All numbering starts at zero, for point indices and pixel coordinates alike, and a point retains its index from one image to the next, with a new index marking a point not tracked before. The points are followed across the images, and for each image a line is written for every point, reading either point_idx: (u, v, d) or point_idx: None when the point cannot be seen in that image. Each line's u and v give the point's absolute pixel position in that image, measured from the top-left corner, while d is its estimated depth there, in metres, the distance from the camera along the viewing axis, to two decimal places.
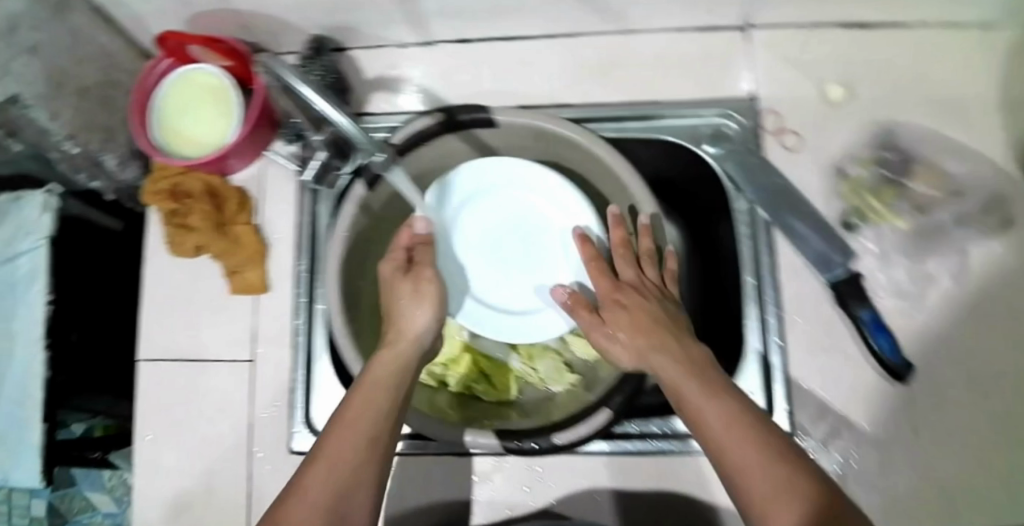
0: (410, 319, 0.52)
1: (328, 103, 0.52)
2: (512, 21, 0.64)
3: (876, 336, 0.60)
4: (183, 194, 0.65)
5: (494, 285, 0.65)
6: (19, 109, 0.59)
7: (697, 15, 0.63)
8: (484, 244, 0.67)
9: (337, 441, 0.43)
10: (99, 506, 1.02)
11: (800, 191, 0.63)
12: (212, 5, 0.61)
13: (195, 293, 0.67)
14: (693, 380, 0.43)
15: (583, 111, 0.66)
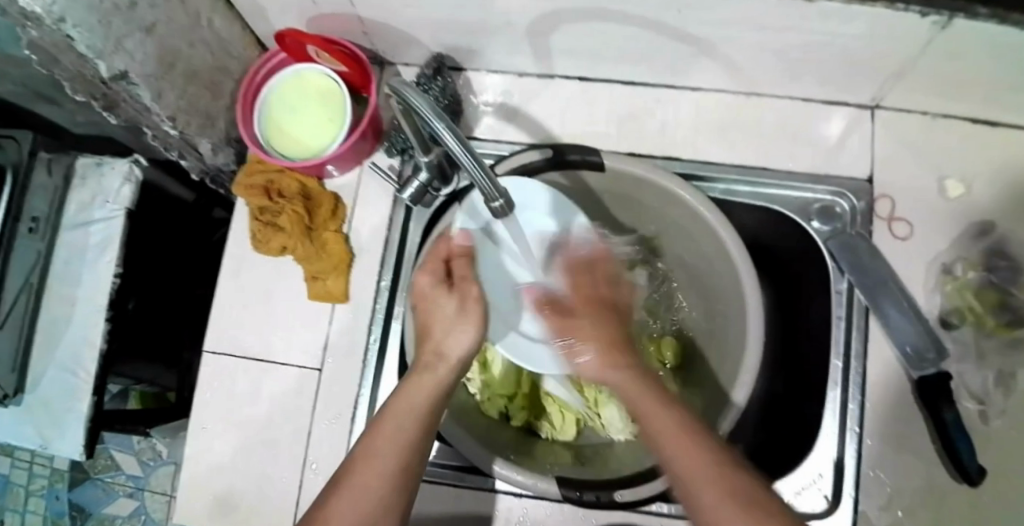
0: (453, 338, 0.49)
1: (447, 129, 0.41)
2: (637, 67, 0.63)
3: (958, 438, 0.57)
4: (276, 193, 0.65)
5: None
6: (123, 86, 0.56)
7: (829, 89, 0.62)
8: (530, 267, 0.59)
9: (372, 458, 0.43)
10: (124, 465, 1.02)
11: (905, 282, 0.62)
12: (339, 8, 0.60)
13: (272, 293, 0.66)
14: (645, 391, 0.42)
15: (693, 168, 0.64)
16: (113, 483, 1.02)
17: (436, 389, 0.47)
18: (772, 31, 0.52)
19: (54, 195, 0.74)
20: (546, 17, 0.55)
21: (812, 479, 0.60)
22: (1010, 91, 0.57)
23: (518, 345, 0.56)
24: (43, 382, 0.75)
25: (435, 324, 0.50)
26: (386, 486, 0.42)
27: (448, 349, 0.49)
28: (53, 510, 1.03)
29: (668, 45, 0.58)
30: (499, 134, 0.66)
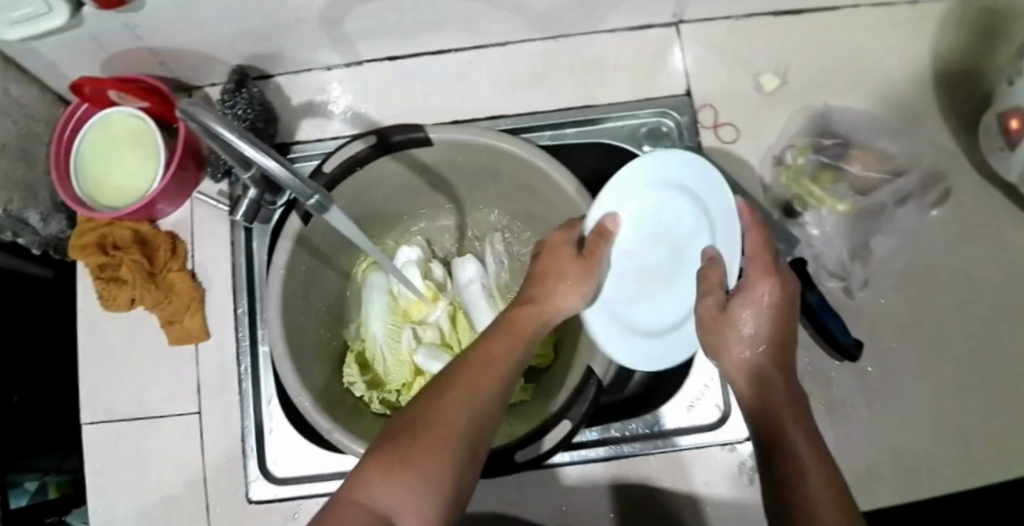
0: (566, 295, 0.52)
1: (250, 142, 0.40)
2: (439, 35, 0.62)
3: (828, 319, 0.58)
4: (112, 246, 0.63)
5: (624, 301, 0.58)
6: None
7: (630, 15, 0.63)
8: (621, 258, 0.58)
9: (483, 383, 0.43)
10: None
11: (743, 181, 0.63)
12: (125, 43, 0.58)
13: (135, 348, 0.64)
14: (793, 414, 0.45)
15: (518, 121, 0.65)
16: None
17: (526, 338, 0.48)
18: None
19: None
20: (333, 6, 0.55)
21: (701, 391, 0.62)
22: None
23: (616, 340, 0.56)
24: None
25: (550, 274, 0.53)
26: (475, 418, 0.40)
27: (557, 309, 0.52)
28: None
29: (461, 6, 0.58)
30: (323, 132, 0.65)
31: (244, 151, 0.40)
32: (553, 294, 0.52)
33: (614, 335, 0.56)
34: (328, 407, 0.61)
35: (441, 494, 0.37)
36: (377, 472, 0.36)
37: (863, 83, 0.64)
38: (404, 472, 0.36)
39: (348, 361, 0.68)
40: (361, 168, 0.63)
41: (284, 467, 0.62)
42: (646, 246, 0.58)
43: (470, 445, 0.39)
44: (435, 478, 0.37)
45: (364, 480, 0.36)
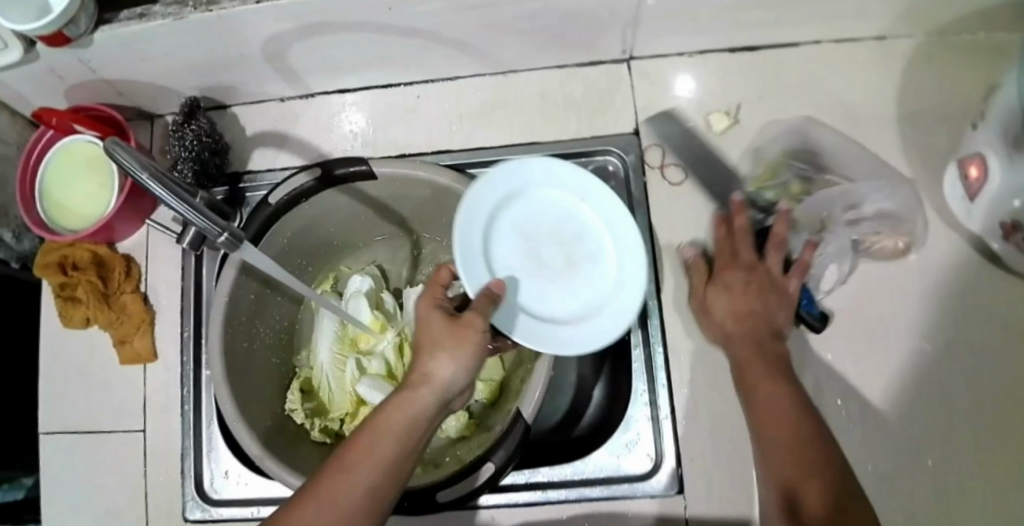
0: (437, 363, 0.43)
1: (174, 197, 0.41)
2: (386, 69, 0.63)
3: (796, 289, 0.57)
4: (71, 266, 0.65)
5: (538, 296, 0.52)
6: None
7: (576, 51, 0.63)
8: (518, 258, 0.53)
9: (331, 510, 0.36)
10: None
11: (685, 224, 0.62)
12: (81, 76, 0.60)
13: (88, 365, 0.66)
14: (761, 367, 0.51)
15: (464, 156, 0.64)
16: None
17: (395, 433, 0.40)
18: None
19: None
20: (271, 43, 0.57)
21: (633, 439, 0.59)
22: (739, 12, 0.57)
23: (534, 331, 0.50)
24: None
25: (424, 346, 0.44)
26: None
27: (436, 380, 0.43)
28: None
29: (399, 41, 0.59)
30: (272, 161, 0.67)
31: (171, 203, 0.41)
32: (429, 372, 0.43)
33: (531, 328, 0.50)
34: (265, 432, 0.61)
35: None
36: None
37: (823, 122, 0.62)
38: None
39: (293, 387, 0.68)
40: (305, 202, 0.64)
41: (221, 490, 0.63)
42: (540, 242, 0.54)
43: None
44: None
45: None
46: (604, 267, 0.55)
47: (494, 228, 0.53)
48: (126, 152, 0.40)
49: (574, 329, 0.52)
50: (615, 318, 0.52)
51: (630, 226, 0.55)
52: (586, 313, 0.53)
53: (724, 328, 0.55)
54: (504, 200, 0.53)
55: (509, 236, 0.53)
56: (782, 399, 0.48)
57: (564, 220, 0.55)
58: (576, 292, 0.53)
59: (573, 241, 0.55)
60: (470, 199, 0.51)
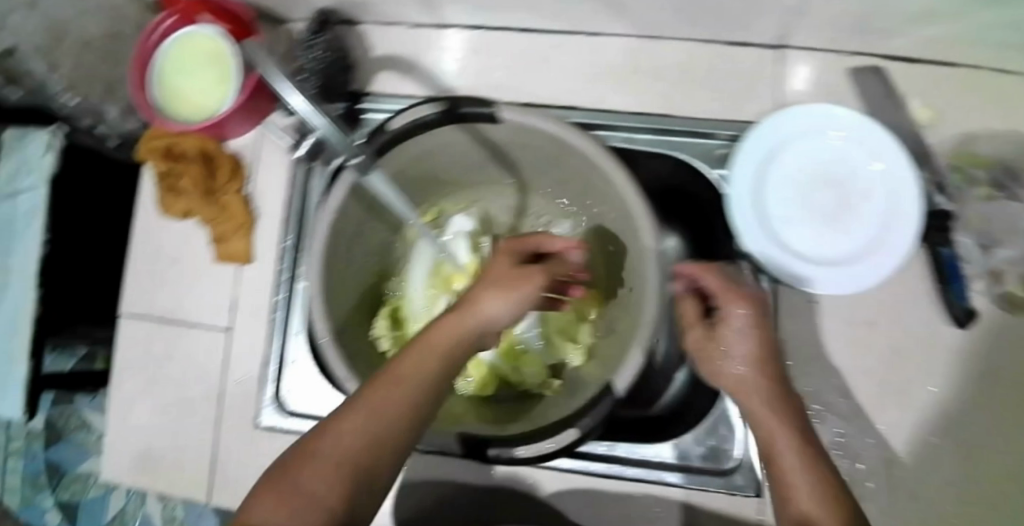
0: (492, 303, 0.43)
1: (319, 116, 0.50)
2: (528, 14, 0.61)
3: (953, 278, 0.59)
4: (177, 154, 0.65)
5: (805, 238, 0.61)
6: (19, 59, 0.63)
7: (729, 29, 0.60)
8: (791, 203, 0.61)
9: (376, 400, 0.37)
10: (98, 423, 1.04)
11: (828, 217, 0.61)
12: None
13: (181, 256, 0.66)
14: (787, 432, 0.42)
15: (592, 117, 0.63)
16: (88, 440, 1.03)
17: (450, 347, 0.40)
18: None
19: None
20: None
21: (716, 434, 0.60)
22: (912, 22, 0.54)
23: (797, 269, 0.59)
24: None
25: (484, 283, 0.45)
26: (376, 440, 0.36)
27: (485, 313, 0.42)
28: (35, 519, 1.04)
29: None
30: (396, 87, 0.65)
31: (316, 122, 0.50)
32: (480, 303, 0.43)
33: (793, 266, 0.59)
34: (351, 354, 0.61)
35: None
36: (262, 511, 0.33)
37: (972, 149, 0.60)
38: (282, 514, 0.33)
39: (382, 313, 0.69)
40: (422, 132, 0.62)
41: (299, 403, 0.64)
42: (814, 187, 0.61)
43: (364, 476, 0.35)
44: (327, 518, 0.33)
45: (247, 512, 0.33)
46: (879, 209, 0.59)
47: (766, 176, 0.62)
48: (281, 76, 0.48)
49: (849, 264, 0.59)
50: (882, 258, 0.57)
51: (910, 173, 0.58)
52: (854, 253, 0.59)
53: (738, 373, 0.47)
54: (776, 150, 0.61)
55: (781, 185, 0.61)
56: (795, 446, 0.41)
57: (835, 166, 0.61)
58: (846, 233, 0.60)
59: (847, 186, 0.61)
60: (735, 176, 0.61)
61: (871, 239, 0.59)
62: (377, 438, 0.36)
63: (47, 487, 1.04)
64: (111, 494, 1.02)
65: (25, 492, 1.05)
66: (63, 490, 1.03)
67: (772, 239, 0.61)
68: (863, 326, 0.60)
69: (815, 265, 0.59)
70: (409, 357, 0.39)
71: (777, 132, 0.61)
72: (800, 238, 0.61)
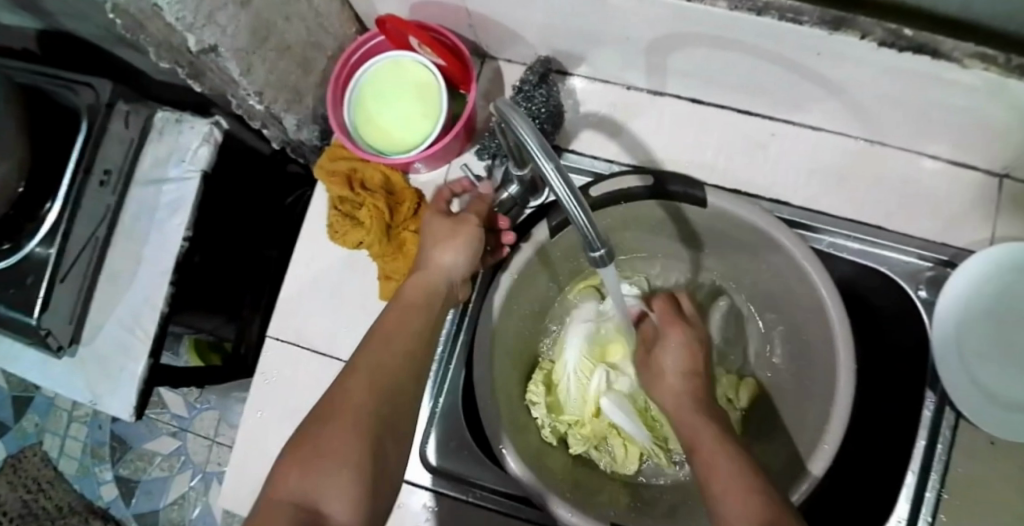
0: (441, 251, 0.52)
1: (557, 178, 0.36)
2: (756, 99, 0.59)
3: None
4: (358, 181, 0.62)
5: (1000, 378, 0.57)
6: (211, 57, 0.50)
7: (965, 151, 0.57)
8: (987, 339, 0.58)
9: (367, 363, 0.46)
10: (171, 405, 1.11)
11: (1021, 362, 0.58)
12: None
13: (345, 287, 0.64)
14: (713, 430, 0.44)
15: (799, 216, 0.61)
16: (159, 419, 1.11)
17: (419, 304, 0.50)
18: (936, 79, 0.46)
19: (129, 148, 0.72)
20: (668, 38, 0.52)
21: None
22: None
23: (991, 413, 0.56)
24: (99, 337, 0.73)
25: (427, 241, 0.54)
26: (374, 407, 0.44)
27: (437, 261, 0.52)
28: (89, 490, 1.10)
29: (797, 81, 0.53)
30: (597, 149, 0.64)
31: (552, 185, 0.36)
32: (435, 259, 0.52)
33: (987, 408, 0.56)
34: (511, 424, 0.60)
35: (352, 489, 0.40)
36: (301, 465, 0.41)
37: None
38: (318, 465, 0.40)
39: (535, 376, 0.67)
40: (623, 202, 0.60)
41: (444, 459, 0.62)
42: (1012, 326, 0.58)
43: (382, 434, 0.43)
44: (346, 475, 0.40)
45: (287, 473, 0.41)
46: None
47: (968, 308, 0.58)
48: (520, 119, 0.36)
49: None
50: None
51: None
52: None
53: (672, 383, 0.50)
54: (986, 283, 0.57)
55: (984, 320, 0.58)
56: (725, 456, 0.41)
57: None
58: None
59: None
60: (940, 305, 0.58)
61: None
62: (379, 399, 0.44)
63: (109, 459, 1.11)
64: (172, 478, 1.08)
65: (83, 460, 1.11)
66: (125, 465, 1.10)
67: (972, 379, 0.57)
68: None
69: (1007, 410, 0.56)
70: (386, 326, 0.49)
71: (992, 265, 0.57)
72: (998, 379, 0.57)
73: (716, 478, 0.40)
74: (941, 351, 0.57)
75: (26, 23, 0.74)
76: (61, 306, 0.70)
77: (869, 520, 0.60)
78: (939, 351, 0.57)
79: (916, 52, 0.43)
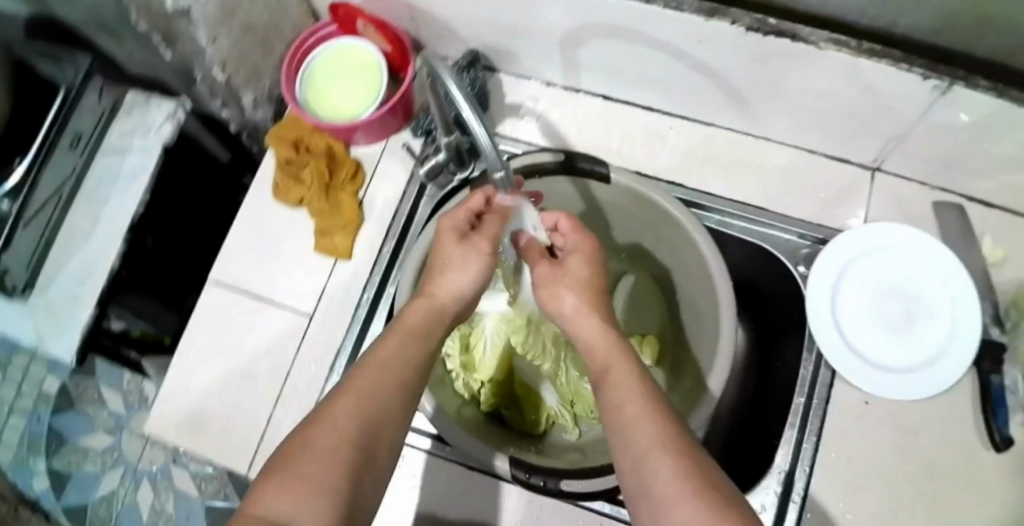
0: (446, 278, 0.52)
1: (467, 104, 0.45)
2: (654, 92, 0.68)
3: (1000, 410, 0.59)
4: (304, 148, 0.70)
5: (870, 341, 0.63)
6: (183, 23, 0.59)
7: (832, 142, 0.66)
8: (860, 310, 0.65)
9: (372, 376, 0.42)
10: (110, 401, 1.12)
11: (890, 329, 0.64)
12: None
13: (284, 239, 0.70)
14: (621, 357, 0.44)
15: (694, 196, 0.69)
16: (97, 415, 1.12)
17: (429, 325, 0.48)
18: (792, 62, 0.56)
19: (100, 119, 0.80)
20: (578, 29, 0.61)
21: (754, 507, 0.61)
22: (999, 165, 0.60)
23: (860, 370, 0.62)
24: (52, 289, 0.79)
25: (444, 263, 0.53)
26: (377, 422, 0.40)
27: (443, 285, 0.52)
28: (19, 480, 1.11)
29: (681, 71, 0.63)
30: (518, 134, 0.73)
31: (461, 110, 0.45)
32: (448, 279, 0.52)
33: (859, 368, 0.62)
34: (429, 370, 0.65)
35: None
36: (272, 498, 0.34)
37: None
38: (299, 486, 0.34)
39: (453, 335, 0.71)
40: (537, 176, 0.67)
41: None
42: (884, 299, 0.65)
43: (370, 454, 0.38)
44: (333, 488, 0.35)
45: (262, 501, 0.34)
46: (943, 331, 0.62)
47: (841, 281, 0.65)
48: (442, 66, 0.47)
49: (907, 375, 0.62)
50: (931, 374, 0.61)
51: (974, 301, 0.62)
52: (910, 366, 0.62)
53: (572, 312, 0.49)
54: (856, 260, 0.65)
55: (857, 293, 0.65)
56: (626, 368, 0.42)
57: (904, 285, 0.65)
58: (906, 344, 0.63)
59: (916, 304, 0.64)
60: (814, 275, 0.65)
61: (929, 354, 0.62)
62: (372, 428, 0.39)
63: (44, 451, 1.11)
64: (104, 476, 1.09)
65: (19, 452, 1.12)
66: (58, 459, 1.11)
67: (845, 342, 0.63)
68: (907, 435, 0.61)
69: (878, 371, 0.62)
70: (390, 340, 0.46)
71: (854, 244, 0.65)
72: (870, 348, 0.63)
73: (625, 402, 0.39)
74: (817, 318, 0.64)
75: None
76: (20, 248, 0.76)
77: (751, 475, 0.66)
78: (815, 318, 0.64)
79: (779, 36, 0.53)
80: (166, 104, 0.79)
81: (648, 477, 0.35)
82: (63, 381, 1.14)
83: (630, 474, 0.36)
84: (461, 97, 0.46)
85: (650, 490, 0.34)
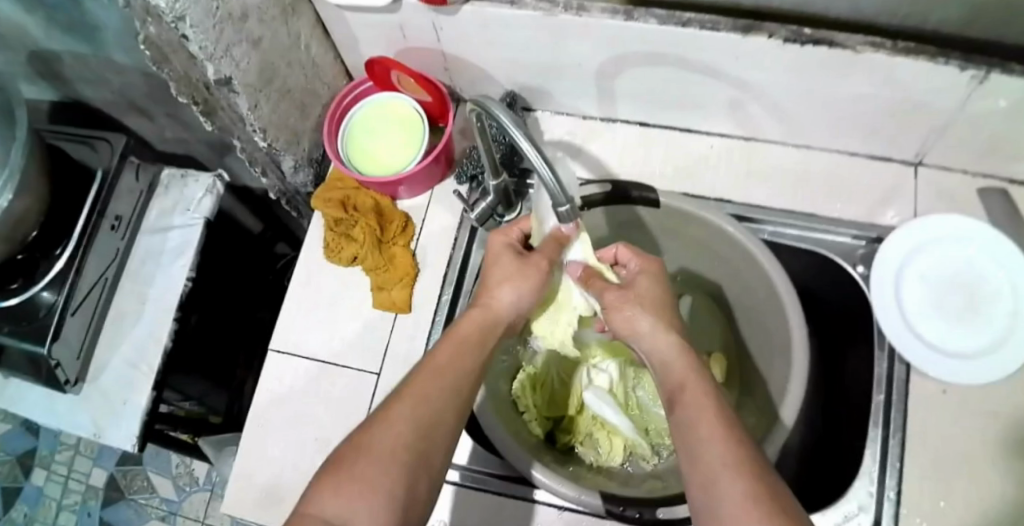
0: (499, 290, 0.52)
1: (519, 132, 0.42)
2: (690, 114, 0.69)
3: None
4: (351, 206, 0.70)
5: (942, 331, 0.62)
6: (224, 92, 0.60)
7: (872, 142, 0.67)
8: (926, 301, 0.64)
9: (426, 378, 0.44)
10: (159, 489, 1.11)
11: (961, 316, 0.63)
12: (423, 41, 0.66)
13: (341, 300, 0.69)
14: (695, 379, 0.43)
15: (744, 210, 0.70)
16: (147, 505, 1.10)
17: (480, 330, 0.50)
18: (829, 69, 0.57)
19: (139, 199, 0.80)
20: (614, 60, 0.62)
21: (853, 511, 0.59)
22: None
23: (935, 361, 0.61)
24: (105, 374, 0.78)
25: (497, 277, 0.53)
26: (430, 423, 0.42)
27: (498, 298, 0.52)
28: None
29: (719, 90, 0.64)
30: None
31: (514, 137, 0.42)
32: (498, 292, 0.52)
33: (933, 359, 0.61)
34: (503, 415, 0.65)
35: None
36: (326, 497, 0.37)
37: None
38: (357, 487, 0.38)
39: (520, 377, 0.72)
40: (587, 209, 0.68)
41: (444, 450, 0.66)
42: (949, 288, 0.64)
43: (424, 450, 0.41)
44: (385, 491, 0.38)
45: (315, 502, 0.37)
46: (1014, 312, 0.61)
47: (902, 276, 0.65)
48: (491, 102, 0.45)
49: (984, 360, 0.60)
50: (1009, 357, 0.60)
51: None
52: (985, 351, 0.61)
53: (639, 328, 0.48)
54: (913, 253, 0.65)
55: (920, 286, 0.64)
56: (707, 395, 0.42)
57: (966, 271, 0.64)
58: (978, 330, 0.62)
59: (982, 289, 0.63)
60: (875, 273, 0.65)
61: (1004, 337, 0.61)
62: (425, 431, 0.41)
63: None
64: None
65: None
66: None
67: (917, 336, 0.62)
68: (997, 424, 0.60)
69: (955, 360, 0.61)
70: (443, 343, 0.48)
71: (909, 238, 0.65)
72: (943, 338, 0.62)
73: (703, 429, 0.39)
74: (883, 314, 0.63)
75: (41, 97, 0.82)
76: (71, 339, 0.75)
77: (842, 483, 0.64)
78: (881, 315, 0.63)
79: (816, 45, 0.54)
80: (202, 177, 0.80)
81: (719, 505, 0.35)
82: (111, 472, 1.13)
83: (701, 499, 0.37)
84: (513, 126, 0.43)
85: (719, 508, 0.35)
